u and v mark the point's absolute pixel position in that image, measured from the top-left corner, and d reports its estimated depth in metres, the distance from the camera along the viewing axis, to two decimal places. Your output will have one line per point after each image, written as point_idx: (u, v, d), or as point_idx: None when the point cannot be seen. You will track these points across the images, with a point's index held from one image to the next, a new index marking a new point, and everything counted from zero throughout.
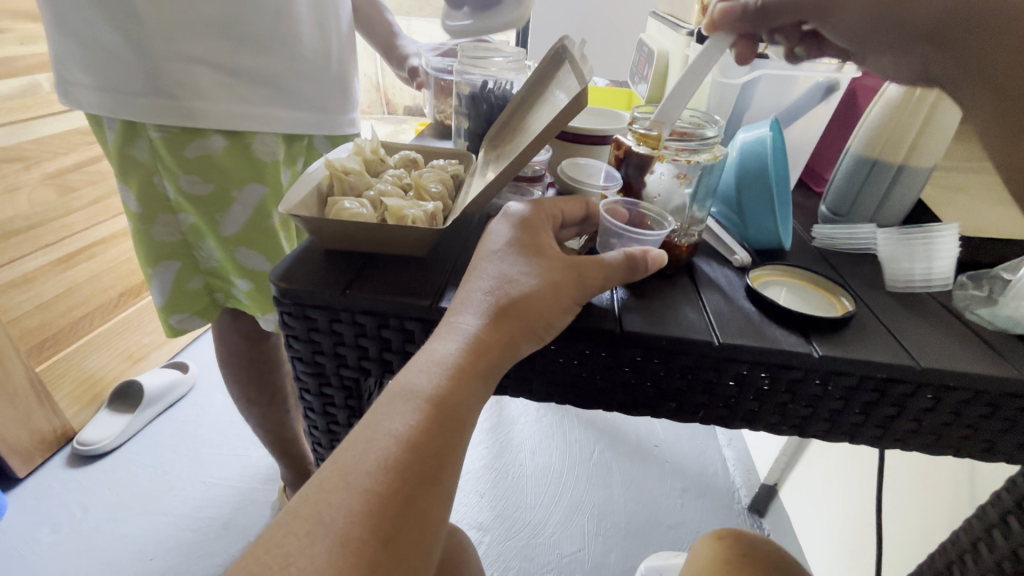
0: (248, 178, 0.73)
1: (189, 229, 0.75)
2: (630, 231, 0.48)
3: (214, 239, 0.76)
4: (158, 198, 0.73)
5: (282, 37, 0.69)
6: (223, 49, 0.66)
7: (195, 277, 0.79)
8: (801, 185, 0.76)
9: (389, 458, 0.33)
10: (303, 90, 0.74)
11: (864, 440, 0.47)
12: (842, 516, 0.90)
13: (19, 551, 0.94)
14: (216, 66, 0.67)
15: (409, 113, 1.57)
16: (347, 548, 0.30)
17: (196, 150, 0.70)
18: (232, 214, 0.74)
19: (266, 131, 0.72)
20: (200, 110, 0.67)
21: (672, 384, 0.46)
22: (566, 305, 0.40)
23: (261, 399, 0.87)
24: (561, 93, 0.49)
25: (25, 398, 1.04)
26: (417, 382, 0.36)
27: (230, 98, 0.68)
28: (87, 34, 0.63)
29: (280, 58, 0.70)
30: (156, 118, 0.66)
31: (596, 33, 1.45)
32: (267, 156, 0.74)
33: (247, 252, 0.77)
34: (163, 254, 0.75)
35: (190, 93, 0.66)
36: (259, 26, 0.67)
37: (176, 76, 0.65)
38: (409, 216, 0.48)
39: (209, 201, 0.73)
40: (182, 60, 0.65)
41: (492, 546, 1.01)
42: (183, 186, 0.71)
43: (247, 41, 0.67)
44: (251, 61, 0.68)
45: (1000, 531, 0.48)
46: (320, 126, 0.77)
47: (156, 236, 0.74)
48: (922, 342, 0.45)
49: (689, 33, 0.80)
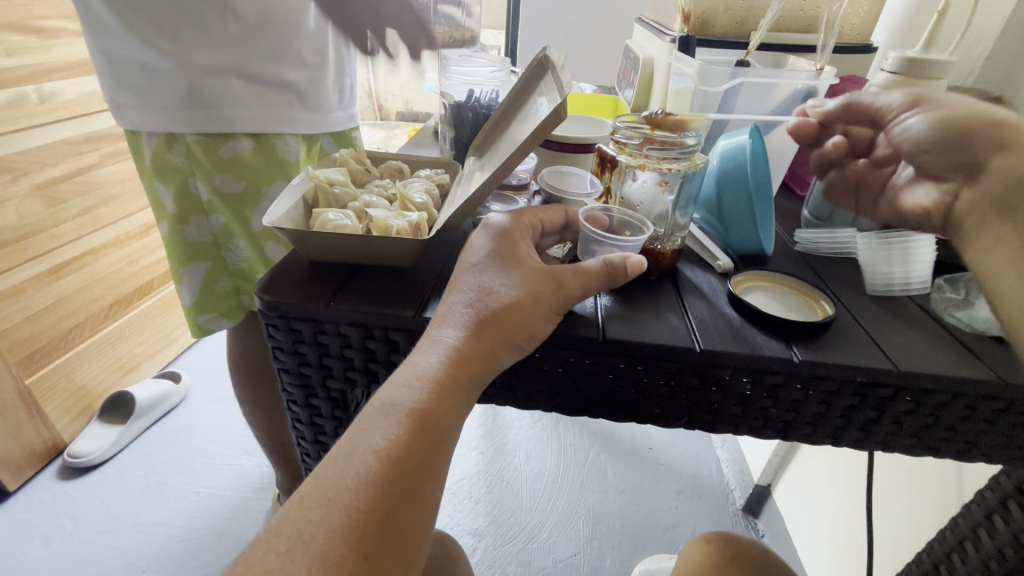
0: (275, 176, 0.76)
1: (220, 231, 0.76)
2: (606, 236, 0.49)
3: (244, 238, 0.77)
4: (191, 199, 0.74)
5: (304, 45, 0.72)
6: (252, 59, 0.69)
7: (223, 278, 0.79)
8: (785, 189, 0.77)
9: (369, 473, 0.33)
10: (322, 93, 0.76)
11: (846, 443, 0.48)
12: (833, 517, 0.90)
13: (9, 566, 0.93)
14: (244, 75, 0.69)
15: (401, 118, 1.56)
16: (327, 564, 0.30)
17: (230, 151, 0.72)
18: (261, 211, 0.77)
19: (289, 133, 0.75)
20: (236, 118, 0.70)
21: (656, 391, 0.46)
22: (547, 314, 0.41)
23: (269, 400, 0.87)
24: (544, 101, 0.50)
25: (15, 410, 1.04)
26: (398, 396, 0.36)
27: (262, 104, 0.71)
28: (129, 56, 0.66)
29: (297, 65, 0.72)
30: (196, 127, 0.69)
31: (586, 37, 1.46)
32: (290, 155, 0.76)
33: (275, 247, 0.79)
34: (195, 255, 0.76)
35: (226, 102, 0.69)
36: (283, 34, 0.69)
37: (212, 87, 0.68)
38: (393, 227, 0.48)
39: (241, 198, 0.75)
40: (216, 73, 0.68)
41: (487, 552, 1.00)
42: (216, 186, 0.73)
43: (272, 52, 0.69)
44: (274, 69, 0.70)
45: (984, 529, 0.49)
46: (331, 124, 0.80)
47: (189, 237, 0.75)
48: (900, 345, 0.45)
49: (672, 40, 0.81)
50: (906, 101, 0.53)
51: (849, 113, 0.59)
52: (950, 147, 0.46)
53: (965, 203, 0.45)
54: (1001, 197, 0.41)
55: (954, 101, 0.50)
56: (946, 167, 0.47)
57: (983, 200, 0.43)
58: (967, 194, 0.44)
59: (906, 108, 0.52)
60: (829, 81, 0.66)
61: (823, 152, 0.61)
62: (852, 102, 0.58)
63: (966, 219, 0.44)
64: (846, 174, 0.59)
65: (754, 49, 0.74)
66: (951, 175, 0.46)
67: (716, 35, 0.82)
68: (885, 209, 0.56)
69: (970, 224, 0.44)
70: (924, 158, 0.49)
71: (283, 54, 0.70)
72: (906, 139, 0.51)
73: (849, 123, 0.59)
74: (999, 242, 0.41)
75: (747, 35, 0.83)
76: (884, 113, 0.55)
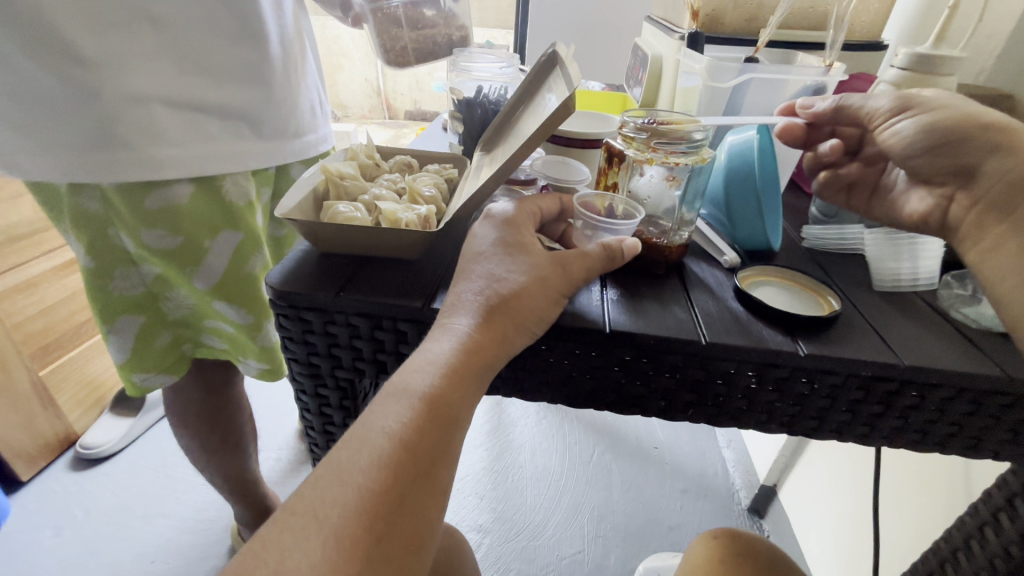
0: (221, 225, 0.64)
1: (155, 281, 0.65)
2: (603, 221, 0.49)
3: (187, 289, 0.66)
4: (116, 251, 0.62)
5: (249, 63, 0.62)
6: (182, 84, 0.58)
7: (163, 332, 0.68)
8: (793, 186, 0.78)
9: (382, 455, 0.34)
10: (271, 117, 0.66)
11: (851, 439, 0.48)
12: (837, 515, 0.91)
13: (22, 555, 0.95)
14: (174, 102, 0.58)
15: (411, 117, 1.53)
16: (342, 543, 0.31)
17: (159, 200, 0.60)
18: (205, 268, 0.65)
19: (236, 172, 0.63)
20: (163, 157, 0.58)
21: (662, 383, 0.47)
22: (554, 298, 0.41)
23: (225, 446, 0.81)
24: (552, 96, 0.50)
25: (28, 401, 1.06)
26: (411, 381, 0.37)
27: (196, 137, 0.59)
28: (20, 86, 0.53)
29: (240, 86, 0.62)
30: (108, 173, 0.56)
31: (596, 34, 1.46)
32: (238, 199, 0.65)
33: (225, 304, 0.68)
34: (121, 310, 0.65)
35: (148, 140, 0.57)
36: (227, 54, 0.60)
37: (130, 121, 0.56)
38: (403, 219, 0.48)
39: (179, 254, 0.63)
40: (134, 101, 0.55)
41: (492, 548, 1.01)
42: (143, 241, 0.61)
43: (209, 70, 0.59)
44: (215, 95, 0.60)
45: (991, 529, 0.48)
46: (292, 152, 0.70)
47: (115, 291, 0.64)
48: (905, 339, 0.45)
49: (681, 37, 0.81)
50: (894, 105, 0.53)
51: (839, 116, 0.59)
52: (945, 153, 0.49)
53: (961, 206, 0.48)
54: (999, 201, 0.45)
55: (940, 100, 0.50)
56: (938, 171, 0.50)
57: (979, 205, 0.46)
58: (960, 199, 0.48)
59: (895, 113, 0.53)
60: (839, 77, 0.66)
61: (817, 155, 0.61)
62: (843, 105, 0.58)
63: (964, 221, 0.47)
64: (840, 176, 0.60)
65: (764, 46, 0.74)
66: (944, 180, 0.50)
67: (724, 33, 0.82)
68: (878, 213, 0.57)
69: (968, 228, 0.47)
70: (916, 163, 0.51)
71: (226, 75, 0.60)
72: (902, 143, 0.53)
73: (837, 122, 0.60)
74: (999, 246, 0.44)
75: (757, 32, 0.82)
76: (872, 116, 0.55)
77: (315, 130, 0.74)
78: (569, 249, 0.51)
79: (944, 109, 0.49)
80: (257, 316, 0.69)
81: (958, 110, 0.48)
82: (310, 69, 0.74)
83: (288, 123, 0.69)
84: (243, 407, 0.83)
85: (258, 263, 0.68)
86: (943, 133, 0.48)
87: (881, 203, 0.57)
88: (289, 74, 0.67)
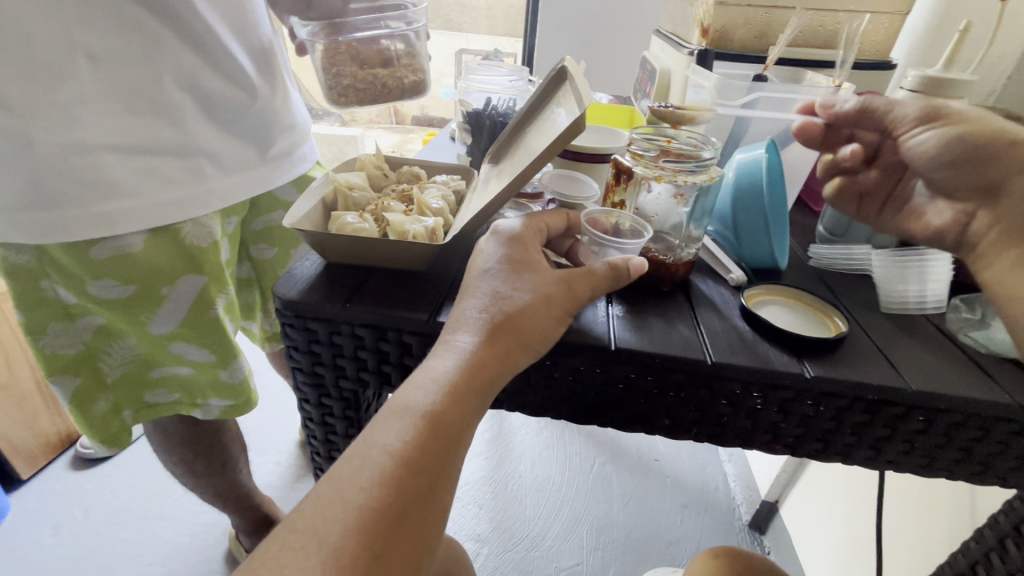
0: (183, 270, 0.64)
1: (95, 336, 0.62)
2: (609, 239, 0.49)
3: (135, 338, 0.64)
4: (49, 305, 0.60)
5: (203, 97, 0.62)
6: (134, 127, 0.57)
7: (102, 397, 0.66)
8: (801, 203, 0.78)
9: (382, 474, 0.33)
10: (225, 152, 0.65)
11: (857, 461, 0.47)
12: (840, 535, 0.89)
13: (21, 553, 0.95)
14: (125, 149, 0.57)
15: (421, 123, 1.38)
16: (339, 563, 0.31)
17: (108, 250, 0.59)
18: (163, 312, 0.64)
19: (201, 215, 0.64)
20: (115, 211, 0.57)
21: (665, 402, 0.47)
22: (557, 316, 0.41)
23: (212, 470, 0.79)
24: (562, 112, 0.50)
25: (30, 399, 1.06)
26: (413, 399, 0.36)
27: (155, 183, 0.59)
28: None
29: (201, 125, 0.62)
30: (51, 234, 0.55)
31: (604, 48, 1.47)
32: (200, 240, 0.64)
33: (186, 343, 0.67)
34: (58, 369, 0.62)
35: (99, 194, 0.56)
36: (178, 93, 0.59)
37: (84, 173, 0.55)
38: (410, 231, 0.49)
39: (132, 304, 0.63)
40: (84, 150, 0.54)
41: (490, 558, 1.01)
42: (91, 292, 0.60)
43: (163, 109, 0.59)
44: (170, 133, 0.60)
45: (998, 555, 0.47)
46: (258, 180, 0.70)
47: (48, 348, 0.61)
48: (914, 364, 0.45)
49: (690, 53, 0.81)
50: (922, 113, 0.53)
51: (863, 118, 0.58)
52: (970, 168, 0.49)
53: (982, 224, 0.48)
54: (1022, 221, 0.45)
55: (971, 114, 0.50)
56: (962, 187, 0.50)
57: (1002, 224, 0.46)
58: (984, 216, 0.48)
59: (920, 123, 0.53)
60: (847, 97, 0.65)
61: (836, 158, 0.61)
62: (867, 106, 0.57)
63: (982, 240, 0.48)
64: (857, 182, 0.60)
65: (772, 64, 0.74)
66: (967, 197, 0.50)
67: (733, 48, 0.82)
68: (890, 225, 0.58)
69: (987, 246, 0.47)
70: (941, 175, 0.51)
71: (183, 115, 0.60)
72: (916, 155, 0.53)
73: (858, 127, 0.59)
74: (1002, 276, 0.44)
75: (766, 49, 0.83)
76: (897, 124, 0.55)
77: (292, 153, 0.75)
78: (575, 265, 0.52)
79: (973, 121, 0.49)
80: (221, 352, 0.70)
81: (987, 125, 0.48)
82: (298, 104, 0.78)
83: (253, 149, 0.69)
84: (232, 429, 0.81)
85: (220, 305, 0.68)
86: (969, 147, 0.48)
87: (893, 216, 0.58)
88: (259, 107, 0.68)
